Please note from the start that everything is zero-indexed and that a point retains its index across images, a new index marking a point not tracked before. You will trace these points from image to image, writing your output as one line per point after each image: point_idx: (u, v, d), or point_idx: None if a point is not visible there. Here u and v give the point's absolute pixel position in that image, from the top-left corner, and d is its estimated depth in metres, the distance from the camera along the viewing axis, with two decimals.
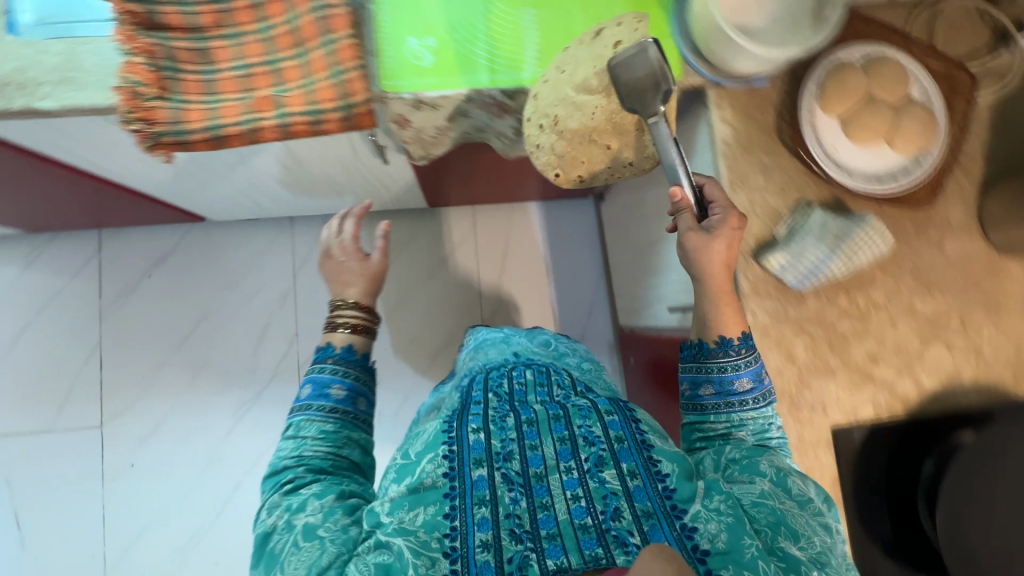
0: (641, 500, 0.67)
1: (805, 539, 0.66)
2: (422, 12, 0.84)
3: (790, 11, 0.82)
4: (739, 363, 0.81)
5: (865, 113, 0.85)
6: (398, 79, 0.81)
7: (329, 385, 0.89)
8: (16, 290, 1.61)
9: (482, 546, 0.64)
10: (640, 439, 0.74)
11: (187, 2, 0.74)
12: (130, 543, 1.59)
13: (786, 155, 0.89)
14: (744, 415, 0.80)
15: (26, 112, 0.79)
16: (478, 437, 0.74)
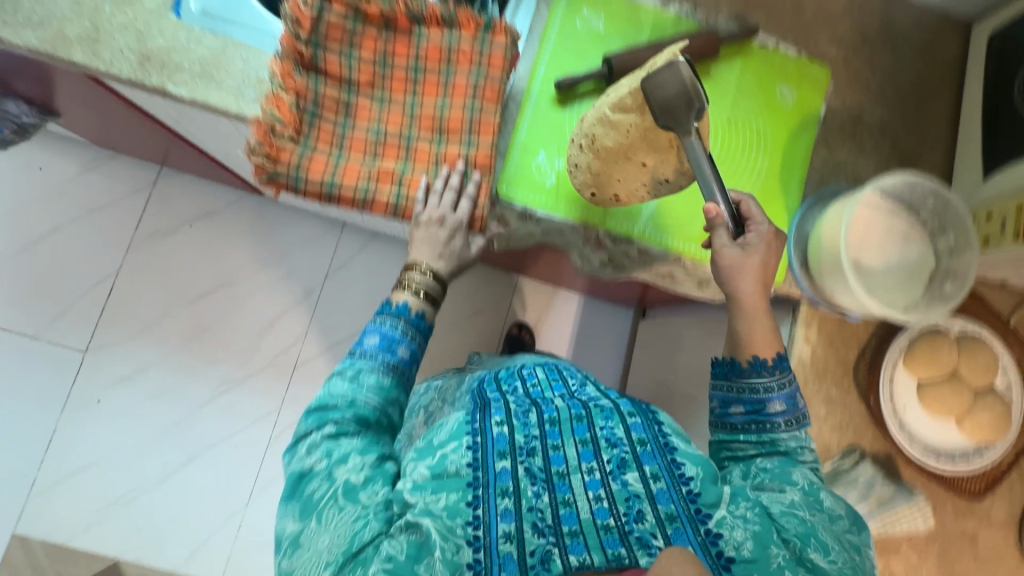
0: (664, 503, 0.60)
1: (834, 554, 0.61)
2: (561, 132, 0.85)
3: (908, 269, 0.83)
4: (775, 384, 0.71)
5: (945, 387, 0.85)
6: (516, 191, 0.82)
7: (397, 344, 0.73)
8: (61, 191, 1.60)
9: (504, 537, 0.57)
10: (664, 442, 0.66)
11: (351, 54, 0.74)
12: (65, 477, 1.54)
13: (854, 396, 0.87)
14: (778, 437, 0.70)
15: (156, 91, 0.79)
16: (502, 431, 0.65)
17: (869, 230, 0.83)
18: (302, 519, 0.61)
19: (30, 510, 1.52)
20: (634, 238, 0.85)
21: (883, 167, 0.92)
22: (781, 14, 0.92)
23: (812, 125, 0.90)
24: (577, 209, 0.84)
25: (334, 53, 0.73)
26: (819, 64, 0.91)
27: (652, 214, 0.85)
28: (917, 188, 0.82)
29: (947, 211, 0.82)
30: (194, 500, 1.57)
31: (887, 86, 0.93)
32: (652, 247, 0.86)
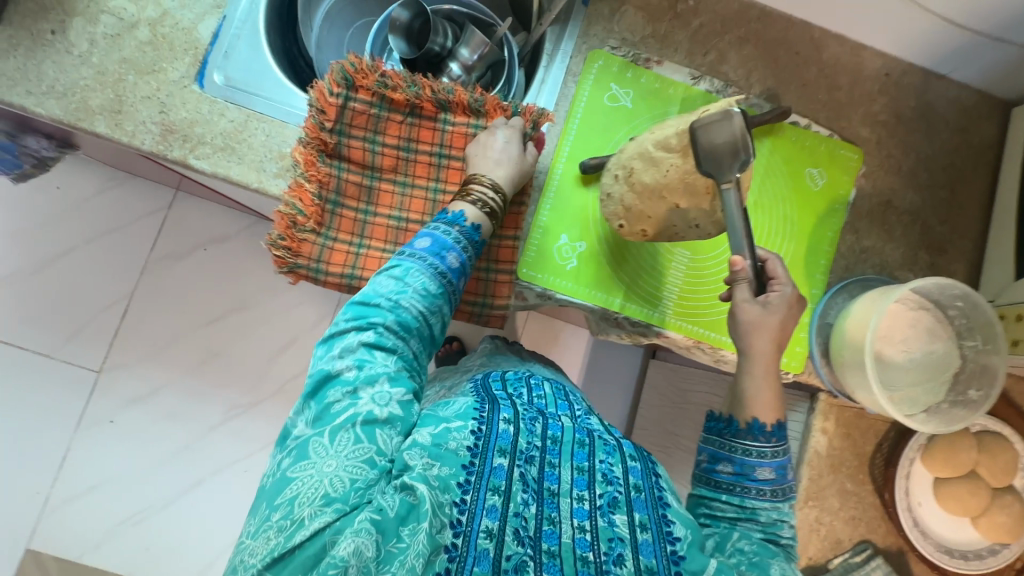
0: (646, 554, 0.55)
1: None
2: (584, 213, 0.84)
3: (930, 366, 0.82)
4: (769, 451, 0.64)
5: (963, 486, 0.85)
6: (536, 273, 0.82)
7: (446, 252, 0.67)
8: (77, 211, 1.61)
9: (485, 534, 0.52)
10: (659, 494, 0.60)
11: (375, 140, 0.74)
12: (77, 494, 1.57)
13: (869, 489, 0.86)
14: (759, 505, 0.62)
15: (178, 163, 0.78)
16: (507, 427, 0.60)
17: (892, 326, 0.81)
18: (318, 426, 0.56)
19: (43, 526, 1.56)
20: (655, 323, 0.84)
21: (911, 254, 0.90)
22: (815, 92, 0.90)
23: (839, 210, 0.89)
24: (598, 292, 0.83)
25: (358, 138, 0.73)
26: (851, 147, 0.89)
27: (673, 299, 0.84)
28: (947, 289, 0.79)
29: (975, 312, 0.80)
30: (202, 522, 1.59)
31: (920, 169, 0.91)
32: (673, 333, 0.84)
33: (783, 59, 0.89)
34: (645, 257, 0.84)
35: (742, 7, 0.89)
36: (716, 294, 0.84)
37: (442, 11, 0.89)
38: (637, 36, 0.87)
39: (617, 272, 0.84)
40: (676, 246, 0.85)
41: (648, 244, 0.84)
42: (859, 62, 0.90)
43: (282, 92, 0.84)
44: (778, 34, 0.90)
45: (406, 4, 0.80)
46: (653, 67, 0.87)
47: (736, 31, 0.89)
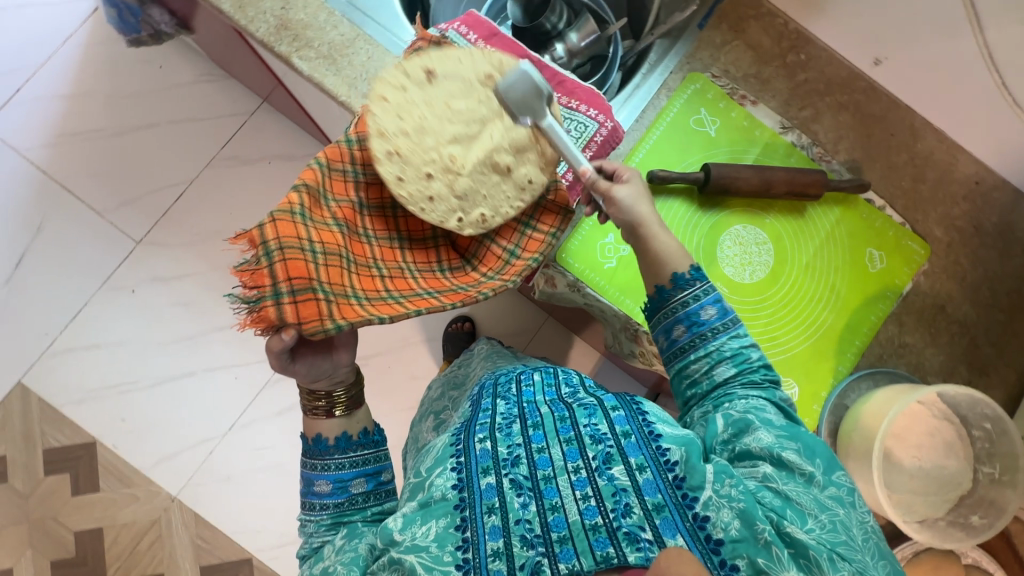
0: (650, 493, 0.54)
1: (813, 521, 0.53)
2: None
3: (937, 480, 0.79)
4: (699, 291, 0.69)
5: None
6: (574, 260, 0.83)
7: (312, 483, 0.68)
8: (169, 92, 1.70)
9: (493, 555, 0.52)
10: (648, 429, 0.59)
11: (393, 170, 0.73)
12: (79, 348, 1.63)
13: None
14: (720, 343, 0.68)
15: (281, 57, 0.82)
16: (484, 445, 0.59)
17: (911, 427, 0.79)
18: None
19: (39, 366, 1.62)
20: None
21: (949, 365, 0.87)
22: (898, 177, 0.89)
23: (889, 298, 0.87)
24: (626, 297, 0.83)
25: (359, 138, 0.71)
26: (919, 240, 0.88)
27: None
28: (978, 407, 0.75)
29: (1002, 439, 0.75)
30: (180, 412, 1.63)
31: (984, 285, 0.88)
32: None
33: (877, 136, 0.89)
34: None
35: (852, 74, 0.89)
36: None
37: None
38: (739, 72, 0.88)
39: None
40: (716, 280, 0.84)
41: None
42: (953, 161, 0.89)
43: (394, 23, 0.88)
44: (880, 111, 0.89)
45: None
46: (746, 105, 0.88)
47: (838, 95, 0.89)
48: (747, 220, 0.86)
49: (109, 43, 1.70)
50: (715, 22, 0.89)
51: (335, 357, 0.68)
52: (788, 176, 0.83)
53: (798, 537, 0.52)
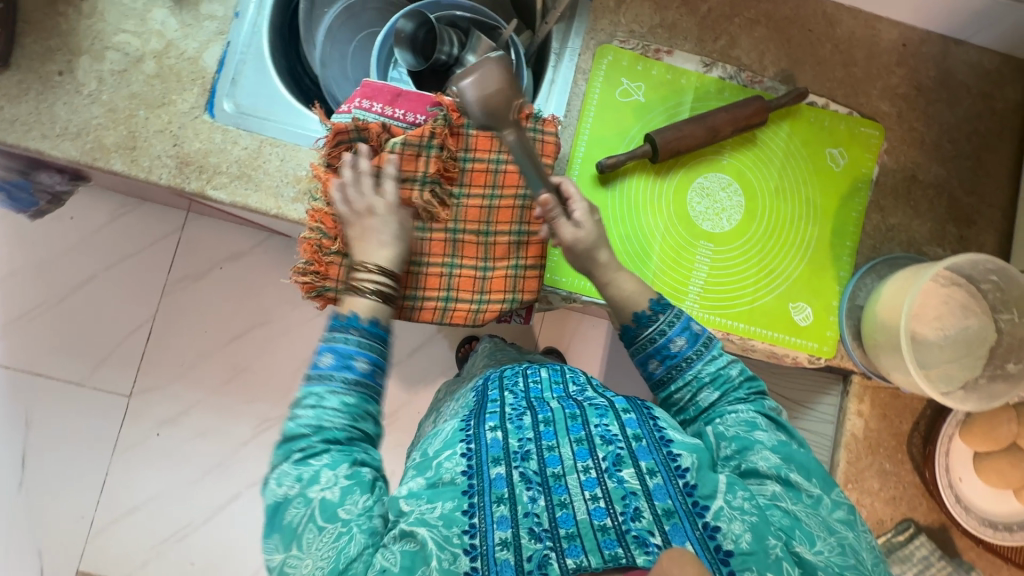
0: (661, 498, 0.54)
1: (822, 542, 0.54)
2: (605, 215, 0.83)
3: (965, 341, 0.81)
4: (665, 325, 0.70)
5: (998, 460, 0.84)
6: (561, 276, 0.82)
7: (352, 356, 0.63)
8: (93, 239, 1.62)
9: (500, 544, 0.51)
10: (659, 435, 0.59)
11: None
12: (120, 517, 1.61)
13: (909, 469, 0.86)
14: (698, 369, 0.68)
15: (195, 194, 0.78)
16: (495, 434, 0.58)
17: (926, 304, 0.81)
18: (287, 548, 0.56)
19: (89, 550, 1.60)
20: None
21: (938, 229, 0.88)
22: (831, 69, 0.88)
23: (862, 189, 0.87)
24: None
25: (339, 214, 0.72)
26: (873, 124, 0.87)
27: (699, 294, 0.84)
28: (982, 265, 0.78)
29: (1010, 284, 0.79)
30: (242, 535, 1.63)
31: (944, 140, 0.89)
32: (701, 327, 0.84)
33: (796, 37, 0.87)
34: (668, 253, 0.84)
35: None
36: (740, 288, 0.85)
37: (445, 17, 0.86)
38: (645, 27, 0.86)
39: (641, 271, 0.83)
40: (698, 239, 0.84)
41: (670, 239, 0.84)
42: (875, 34, 0.88)
43: (290, 113, 0.85)
44: (791, 12, 0.87)
45: (409, 14, 0.80)
46: (663, 58, 0.85)
47: (746, 12, 0.87)
48: (705, 170, 0.85)
49: (9, 215, 1.60)
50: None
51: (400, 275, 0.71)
52: (730, 113, 0.82)
53: (807, 558, 0.53)
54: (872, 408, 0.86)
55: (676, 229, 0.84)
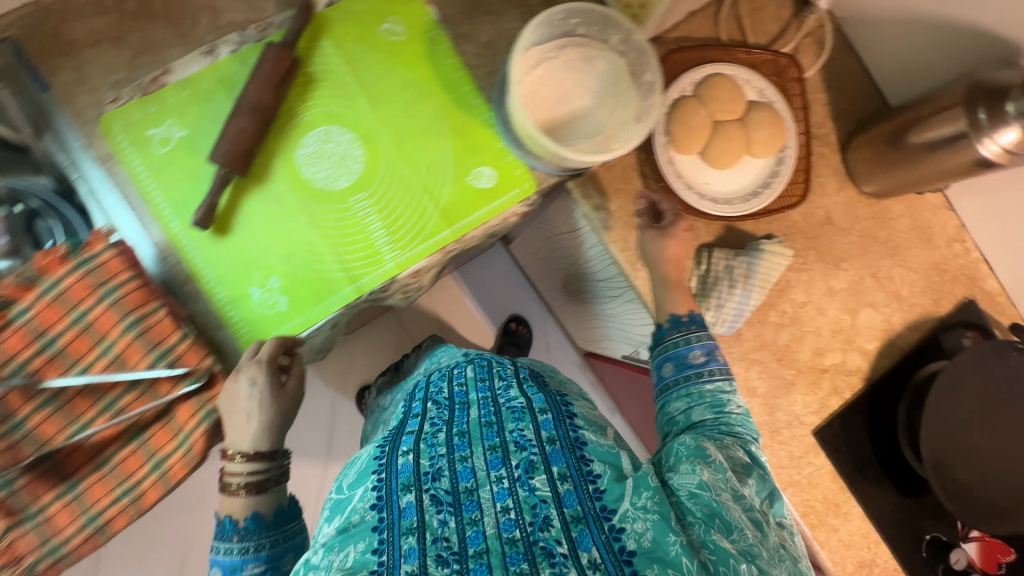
0: (570, 505, 0.63)
1: (738, 532, 0.62)
2: (360, 130, 0.72)
3: (729, 129, 0.78)
4: (690, 337, 0.77)
5: (935, 155, 0.72)
6: (461, 216, 0.73)
7: (241, 569, 0.62)
8: None
9: (405, 555, 0.57)
10: (574, 437, 0.70)
11: (308, 167, 0.70)
12: None
13: (863, 219, 0.85)
14: (700, 414, 0.73)
15: None
16: (406, 458, 0.66)
17: (716, 102, 0.78)
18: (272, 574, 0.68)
19: None
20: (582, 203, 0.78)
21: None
22: None
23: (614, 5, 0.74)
24: (503, 197, 0.74)
25: (126, 291, 0.58)
26: None
27: (524, 176, 0.75)
28: (694, 74, 0.79)
29: (715, 83, 0.78)
30: None
31: None
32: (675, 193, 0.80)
33: None
34: (460, 152, 0.74)
35: None
36: (598, 147, 0.73)
37: None
38: None
39: (435, 176, 0.73)
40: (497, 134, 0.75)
41: (457, 139, 0.74)
42: None
43: None
44: None
45: None
46: None
47: None
48: (442, 69, 0.74)
49: None
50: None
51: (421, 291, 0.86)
52: (673, 32, 0.81)
53: (721, 544, 0.61)
54: (829, 186, 0.84)
55: (484, 128, 0.75)
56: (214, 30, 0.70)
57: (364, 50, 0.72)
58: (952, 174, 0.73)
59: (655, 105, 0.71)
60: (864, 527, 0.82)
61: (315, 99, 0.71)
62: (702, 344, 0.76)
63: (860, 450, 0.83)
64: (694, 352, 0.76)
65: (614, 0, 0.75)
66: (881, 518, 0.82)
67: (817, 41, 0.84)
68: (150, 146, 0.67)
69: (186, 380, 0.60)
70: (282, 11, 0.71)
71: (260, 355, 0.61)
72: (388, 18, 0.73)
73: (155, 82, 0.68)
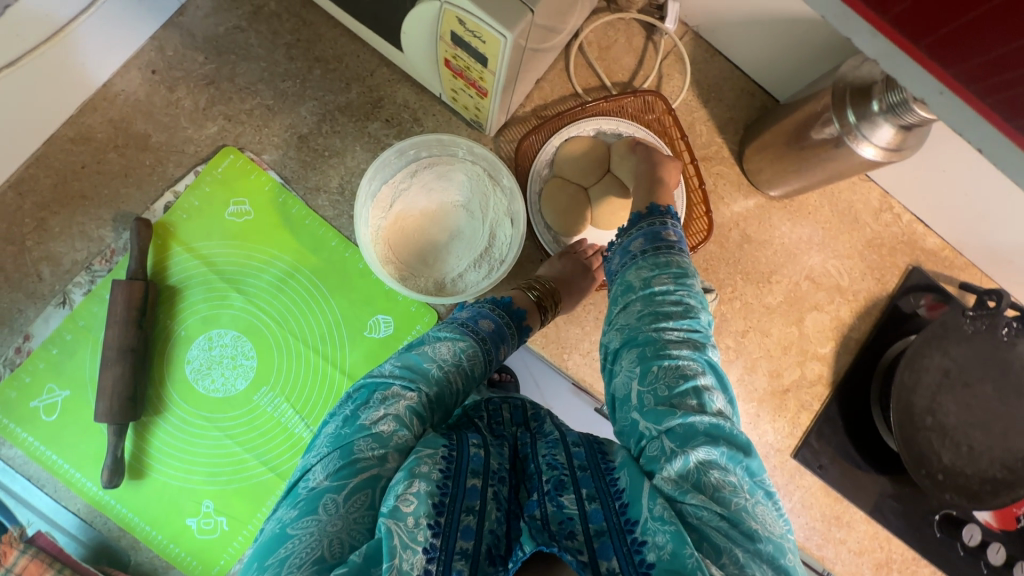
0: (596, 519, 0.42)
1: (732, 553, 0.40)
2: (243, 317, 0.69)
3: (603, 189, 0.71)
4: (667, 222, 0.59)
5: (831, 162, 0.68)
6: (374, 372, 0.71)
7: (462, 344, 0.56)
8: None
9: (461, 556, 0.39)
10: (599, 446, 0.49)
11: (201, 382, 0.68)
12: None
13: (783, 224, 0.81)
14: (679, 264, 0.56)
15: None
16: (478, 449, 0.47)
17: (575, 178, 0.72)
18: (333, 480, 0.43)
19: None
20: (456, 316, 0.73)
21: (602, 38, 0.79)
22: None
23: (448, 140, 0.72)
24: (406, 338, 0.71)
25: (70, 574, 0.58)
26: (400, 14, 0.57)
27: (418, 308, 0.72)
28: (540, 163, 0.74)
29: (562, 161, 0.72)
30: None
31: None
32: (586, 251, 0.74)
33: None
34: (346, 306, 0.71)
35: None
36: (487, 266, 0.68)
37: None
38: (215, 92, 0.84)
39: (333, 336, 0.71)
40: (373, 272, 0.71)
41: (339, 292, 0.71)
42: None
43: None
44: None
45: None
46: None
47: None
48: (302, 223, 0.71)
49: None
50: (289, 53, 0.72)
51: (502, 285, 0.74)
52: (528, 105, 0.77)
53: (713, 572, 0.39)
54: (735, 203, 0.81)
55: (359, 273, 0.71)
56: (59, 278, 0.67)
57: (217, 242, 0.70)
58: (854, 172, 0.69)
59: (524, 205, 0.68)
60: (870, 520, 0.81)
61: (185, 309, 0.68)
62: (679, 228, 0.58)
63: (848, 453, 0.80)
64: (637, 241, 0.58)
65: (453, 104, 0.70)
66: (886, 511, 0.80)
67: (678, 58, 0.80)
68: (37, 417, 0.65)
69: None
70: (120, 234, 0.68)
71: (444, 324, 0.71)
72: (230, 201, 0.70)
73: (19, 353, 0.66)
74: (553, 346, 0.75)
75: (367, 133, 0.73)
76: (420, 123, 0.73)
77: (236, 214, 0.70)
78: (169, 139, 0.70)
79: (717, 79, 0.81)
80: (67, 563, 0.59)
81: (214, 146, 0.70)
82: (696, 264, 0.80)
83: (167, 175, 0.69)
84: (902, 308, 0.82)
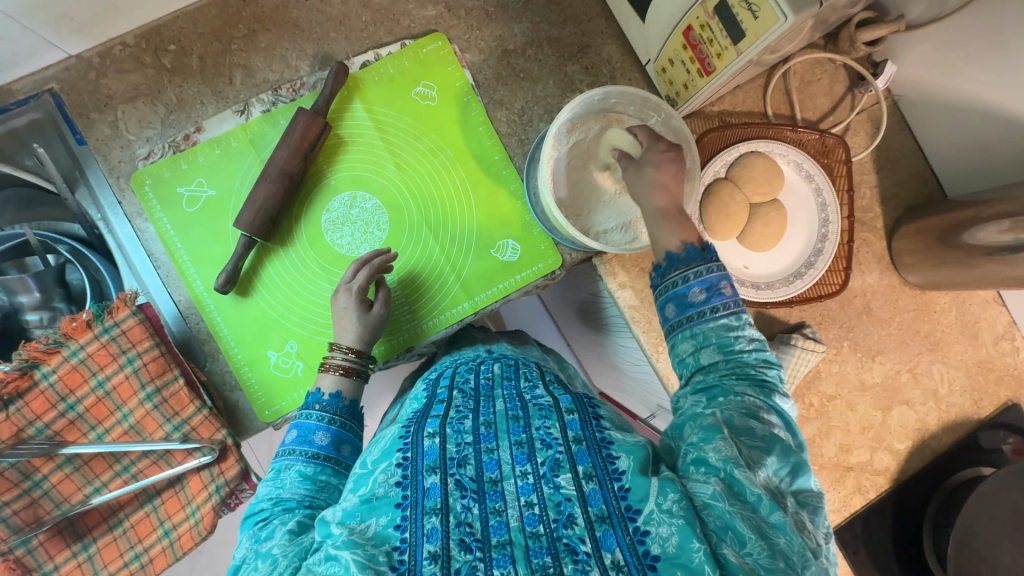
0: (596, 502, 0.47)
1: (755, 544, 0.46)
2: (391, 189, 0.71)
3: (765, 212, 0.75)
4: (703, 270, 0.61)
5: (995, 266, 0.67)
6: (482, 289, 0.72)
7: (316, 434, 0.60)
8: None
9: (428, 559, 0.43)
10: (600, 436, 0.52)
11: (331, 232, 0.70)
12: None
13: (905, 312, 0.81)
14: (712, 325, 0.60)
15: None
16: (433, 439, 0.50)
17: (751, 180, 0.74)
18: None
19: None
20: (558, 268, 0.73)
21: (809, 74, 0.79)
22: None
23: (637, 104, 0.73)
24: (523, 271, 0.72)
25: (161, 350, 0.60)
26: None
27: (545, 246, 0.73)
28: (726, 158, 0.76)
29: (748, 166, 0.75)
30: None
31: None
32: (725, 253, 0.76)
33: None
34: (483, 218, 0.72)
35: None
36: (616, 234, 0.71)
37: None
38: None
39: (460, 241, 0.72)
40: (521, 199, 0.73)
41: (483, 204, 0.72)
42: None
43: None
44: None
45: None
46: None
47: None
48: (475, 127, 0.73)
49: None
50: None
51: (623, 263, 0.74)
52: (716, 106, 0.77)
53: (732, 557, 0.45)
54: (868, 273, 0.80)
55: (506, 193, 0.73)
56: (248, 89, 0.69)
57: (395, 113, 0.72)
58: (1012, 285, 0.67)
59: (695, 191, 0.68)
60: None
61: (342, 161, 0.71)
62: (707, 279, 0.60)
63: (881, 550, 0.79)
64: (696, 293, 0.60)
65: (659, 76, 0.71)
66: None
67: (870, 120, 0.80)
68: (178, 204, 0.68)
69: (200, 452, 0.61)
70: (315, 72, 0.70)
71: (353, 282, 0.65)
72: (421, 82, 0.72)
73: (186, 140, 0.68)
74: (653, 335, 0.74)
75: (564, 72, 0.74)
76: (615, 81, 0.75)
77: (422, 96, 0.72)
78: (389, 7, 0.72)
79: (897, 153, 0.81)
80: (163, 341, 0.60)
81: (426, 28, 0.72)
82: (810, 315, 0.79)
83: (375, 37, 0.72)
84: (982, 440, 0.80)
